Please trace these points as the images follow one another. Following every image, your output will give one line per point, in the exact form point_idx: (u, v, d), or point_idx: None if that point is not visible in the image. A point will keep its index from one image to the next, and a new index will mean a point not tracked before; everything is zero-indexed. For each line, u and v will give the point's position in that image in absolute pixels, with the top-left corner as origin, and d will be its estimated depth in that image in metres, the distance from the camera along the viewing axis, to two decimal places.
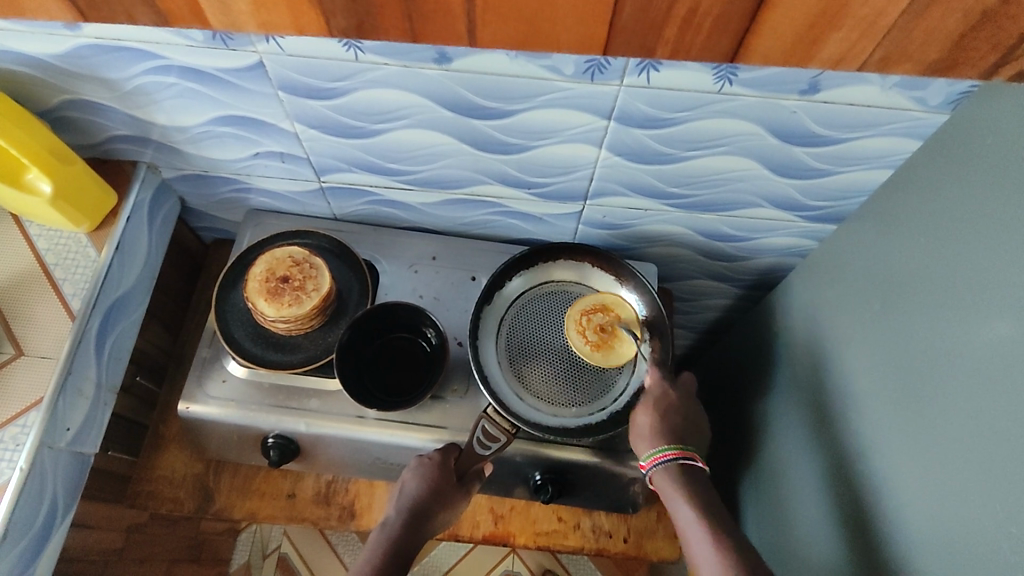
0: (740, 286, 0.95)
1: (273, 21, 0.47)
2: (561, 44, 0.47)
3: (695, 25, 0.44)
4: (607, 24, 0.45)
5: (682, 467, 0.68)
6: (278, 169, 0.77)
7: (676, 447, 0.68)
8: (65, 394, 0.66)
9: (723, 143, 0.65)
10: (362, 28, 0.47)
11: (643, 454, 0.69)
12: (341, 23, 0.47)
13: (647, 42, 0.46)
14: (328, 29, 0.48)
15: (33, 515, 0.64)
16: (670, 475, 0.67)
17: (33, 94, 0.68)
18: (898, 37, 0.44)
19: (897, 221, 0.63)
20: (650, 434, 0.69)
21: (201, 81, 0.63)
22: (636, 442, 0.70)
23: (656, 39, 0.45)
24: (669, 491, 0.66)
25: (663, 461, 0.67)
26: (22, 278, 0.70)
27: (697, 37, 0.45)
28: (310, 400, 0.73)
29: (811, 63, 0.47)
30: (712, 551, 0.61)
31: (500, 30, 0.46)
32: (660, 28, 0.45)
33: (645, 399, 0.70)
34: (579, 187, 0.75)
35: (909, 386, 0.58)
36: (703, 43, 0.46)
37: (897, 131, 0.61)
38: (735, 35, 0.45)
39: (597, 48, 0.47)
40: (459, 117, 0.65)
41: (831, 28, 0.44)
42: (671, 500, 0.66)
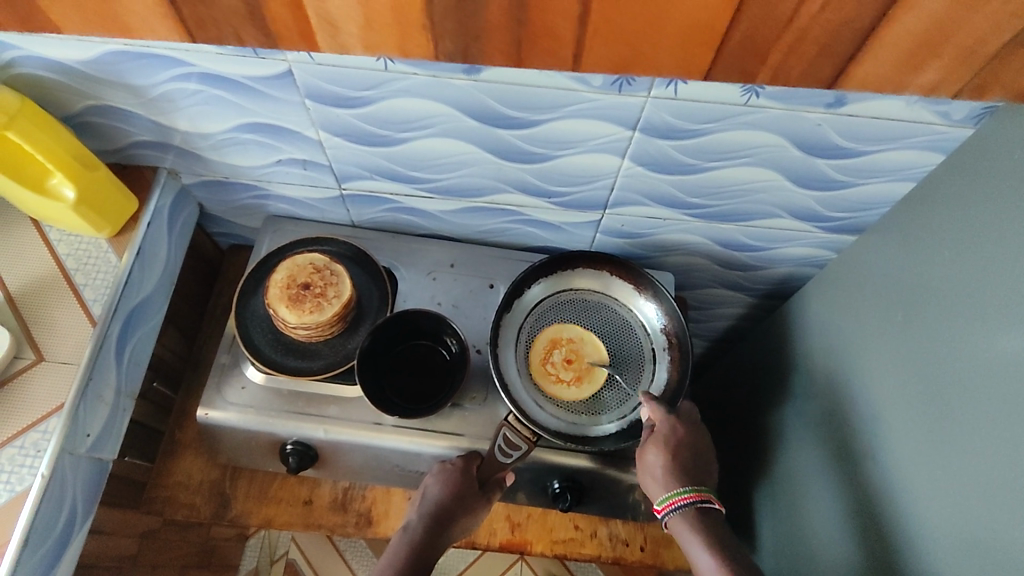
0: (753, 295, 0.95)
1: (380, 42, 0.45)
2: (660, 69, 0.46)
3: (800, 52, 0.44)
4: (715, 48, 0.44)
5: (702, 511, 0.65)
6: (298, 176, 0.77)
7: (695, 490, 0.66)
8: (86, 399, 0.66)
9: (747, 154, 0.65)
10: (469, 53, 0.46)
11: (656, 497, 0.67)
12: (447, 47, 0.45)
13: (748, 67, 0.45)
14: (433, 54, 0.46)
15: (54, 521, 0.63)
16: (689, 520, 0.65)
17: (57, 100, 0.68)
18: (995, 65, 0.44)
19: (918, 233, 0.63)
20: (662, 476, 0.66)
21: (226, 88, 0.64)
22: (648, 482, 0.67)
23: (759, 64, 0.45)
24: (688, 537, 0.64)
25: (681, 505, 0.65)
26: (43, 283, 0.69)
27: (799, 63, 0.45)
28: (329, 407, 0.73)
29: (908, 88, 0.47)
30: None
31: (605, 53, 0.45)
32: (766, 54, 0.44)
33: (652, 435, 0.68)
34: (600, 196, 0.75)
35: (928, 398, 0.58)
36: (803, 69, 0.45)
37: (920, 144, 0.62)
38: (836, 62, 0.44)
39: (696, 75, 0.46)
40: (484, 126, 0.65)
41: (931, 57, 0.44)
42: (687, 544, 0.64)
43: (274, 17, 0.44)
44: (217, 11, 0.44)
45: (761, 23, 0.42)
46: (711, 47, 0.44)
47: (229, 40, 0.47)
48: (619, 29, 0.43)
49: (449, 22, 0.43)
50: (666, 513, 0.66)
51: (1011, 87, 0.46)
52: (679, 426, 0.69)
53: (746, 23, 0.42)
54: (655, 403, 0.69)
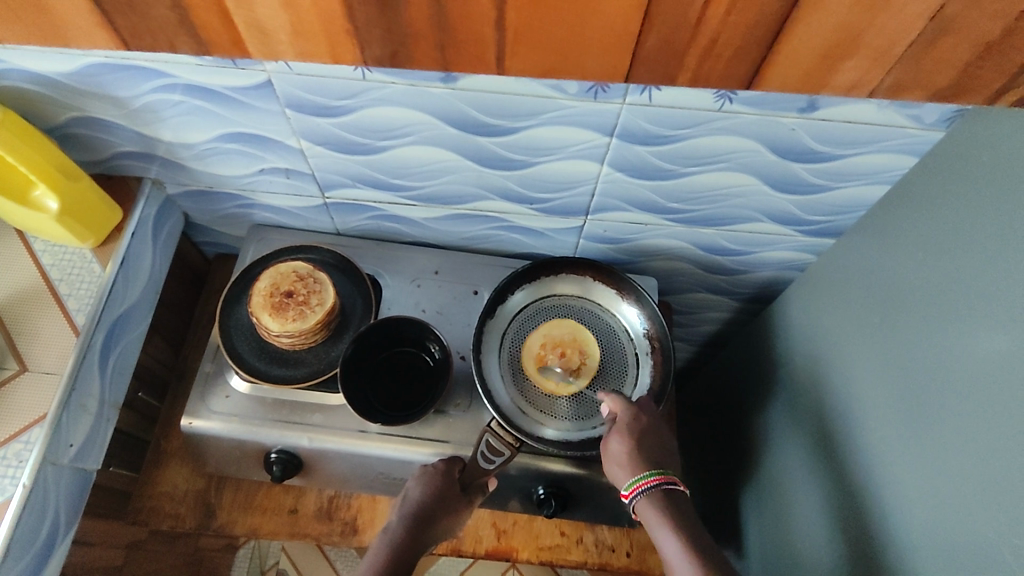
0: (738, 299, 0.95)
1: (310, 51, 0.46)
2: (585, 73, 0.46)
3: (716, 55, 0.44)
4: (630, 51, 0.44)
5: (665, 491, 0.64)
6: (282, 185, 0.78)
7: (659, 473, 0.64)
8: (69, 409, 0.66)
9: (723, 159, 0.66)
10: (397, 58, 0.46)
11: (623, 483, 0.65)
12: (375, 53, 0.46)
13: (669, 68, 0.45)
14: (362, 59, 0.46)
15: (35, 532, 0.63)
16: (655, 503, 0.63)
17: (41, 112, 0.68)
18: (909, 63, 0.44)
19: (894, 234, 0.64)
20: (625, 460, 0.65)
21: (207, 98, 0.64)
22: (615, 470, 0.66)
23: (678, 66, 0.45)
24: (655, 522, 0.62)
25: (645, 489, 0.63)
26: (27, 295, 0.70)
27: (715, 66, 0.44)
28: (313, 415, 0.73)
29: (826, 87, 0.46)
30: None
31: (530, 60, 0.45)
32: (682, 56, 0.44)
33: (616, 425, 0.67)
34: (581, 203, 0.76)
35: (907, 400, 0.58)
36: (721, 71, 0.45)
37: (893, 148, 0.63)
38: (751, 64, 0.44)
39: (618, 75, 0.46)
40: (463, 134, 0.66)
41: (844, 57, 0.43)
42: (654, 527, 0.62)
43: (204, 24, 0.44)
44: (152, 21, 0.44)
45: (671, 26, 0.41)
46: (627, 49, 0.44)
47: (164, 48, 0.47)
48: (543, 37, 0.43)
49: (374, 29, 0.44)
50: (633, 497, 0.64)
51: (929, 88, 0.46)
52: (637, 413, 0.68)
53: (658, 27, 0.42)
54: (615, 395, 0.69)
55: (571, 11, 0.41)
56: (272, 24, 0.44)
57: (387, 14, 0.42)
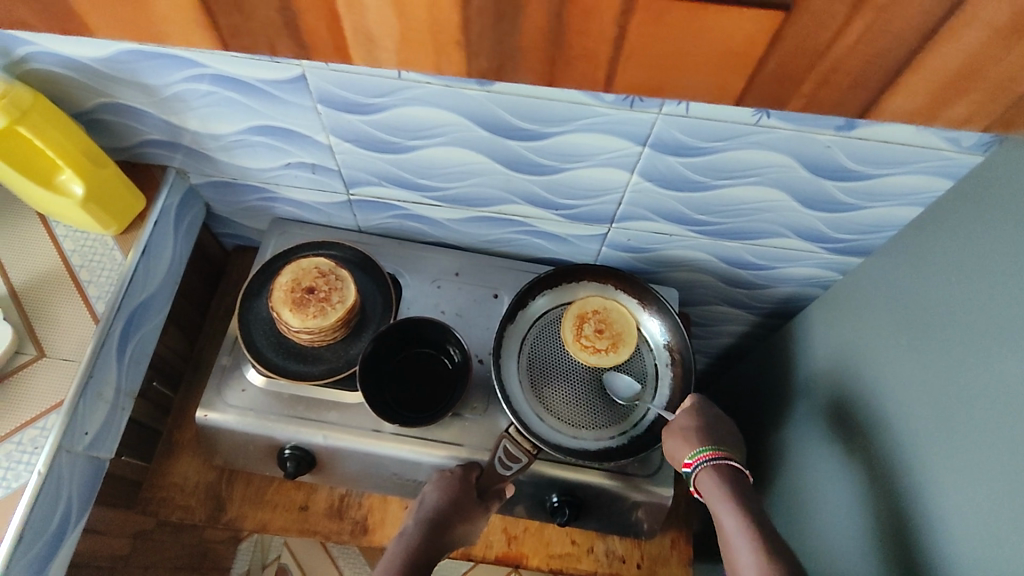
0: (757, 313, 0.95)
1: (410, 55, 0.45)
2: (687, 90, 0.45)
3: (834, 82, 0.43)
4: (749, 72, 0.43)
5: (729, 468, 0.65)
6: (306, 180, 0.77)
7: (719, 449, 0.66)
8: (85, 398, 0.65)
9: (756, 174, 0.66)
10: (502, 71, 0.45)
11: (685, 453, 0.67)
12: (481, 64, 0.45)
13: (783, 93, 0.44)
14: (466, 70, 0.45)
15: (48, 520, 0.63)
16: (718, 477, 0.64)
17: (70, 96, 0.68)
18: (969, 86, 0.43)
19: (924, 258, 0.63)
20: (689, 434, 0.67)
21: (238, 90, 0.64)
22: (676, 441, 0.68)
23: (793, 92, 0.44)
24: (716, 495, 0.63)
25: (704, 463, 0.65)
26: (47, 279, 0.70)
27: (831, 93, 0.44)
28: (329, 412, 0.72)
29: (936, 121, 0.46)
30: (756, 563, 0.58)
31: (635, 74, 0.44)
32: (799, 80, 0.43)
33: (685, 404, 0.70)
34: (607, 210, 0.75)
35: (934, 425, 0.57)
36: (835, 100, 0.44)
37: (928, 169, 0.62)
38: (872, 92, 0.43)
39: (727, 97, 0.45)
40: (495, 136, 0.65)
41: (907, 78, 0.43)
42: (715, 502, 0.63)
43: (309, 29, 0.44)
44: (254, 22, 0.44)
45: (806, 45, 0.40)
46: (745, 73, 0.43)
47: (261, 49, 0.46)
48: (649, 52, 0.42)
49: (488, 40, 0.43)
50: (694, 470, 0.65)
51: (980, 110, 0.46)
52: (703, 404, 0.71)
53: (780, 53, 0.41)
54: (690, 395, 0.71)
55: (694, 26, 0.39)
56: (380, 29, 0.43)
57: (502, 26, 0.41)
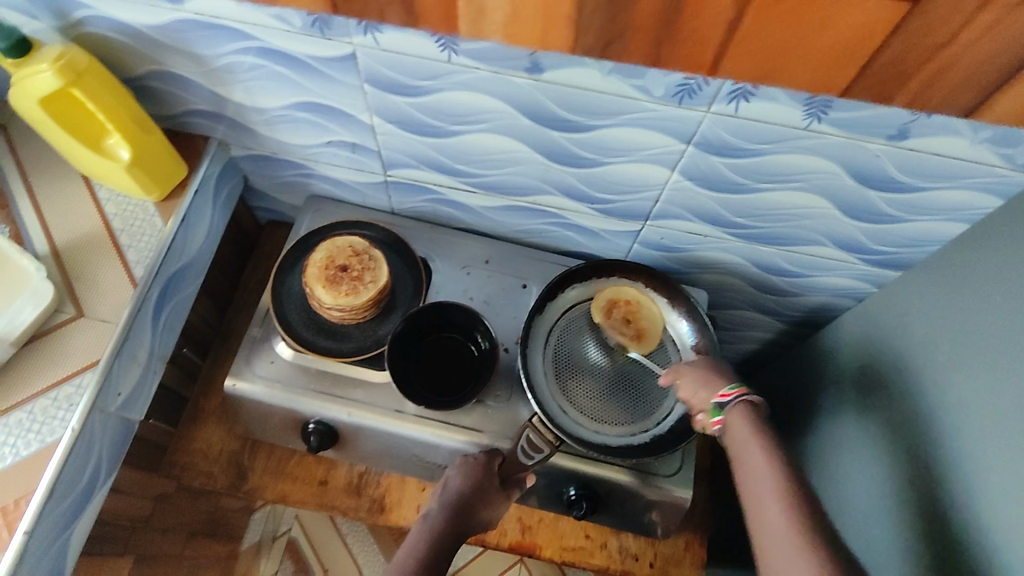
0: (785, 321, 0.94)
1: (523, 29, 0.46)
2: (795, 83, 0.46)
3: (946, 79, 0.44)
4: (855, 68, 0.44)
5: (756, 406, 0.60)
6: (345, 159, 0.78)
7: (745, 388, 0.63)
8: (120, 359, 0.67)
9: (799, 179, 0.65)
10: (610, 49, 0.46)
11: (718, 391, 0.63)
12: (588, 43, 0.46)
13: (889, 87, 0.45)
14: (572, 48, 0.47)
15: (80, 476, 0.64)
16: (744, 409, 0.60)
17: (121, 62, 0.69)
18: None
19: (967, 275, 0.62)
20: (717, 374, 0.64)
21: (287, 64, 0.64)
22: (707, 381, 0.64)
23: (898, 87, 0.45)
24: (738, 426, 0.58)
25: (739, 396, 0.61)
26: (88, 241, 0.71)
27: (940, 91, 0.45)
28: (354, 390, 0.73)
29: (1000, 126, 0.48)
30: (776, 491, 0.52)
31: (743, 65, 0.45)
32: (908, 76, 0.44)
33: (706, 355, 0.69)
34: (643, 207, 0.75)
35: (964, 444, 0.56)
36: (944, 96, 0.45)
37: (978, 185, 0.61)
38: (980, 93, 0.45)
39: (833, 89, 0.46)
40: (538, 126, 0.65)
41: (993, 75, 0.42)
42: (737, 432, 0.58)
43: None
44: None
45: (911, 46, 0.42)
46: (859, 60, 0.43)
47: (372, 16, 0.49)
48: (761, 40, 0.43)
49: (599, 17, 0.44)
50: (727, 403, 0.61)
51: None
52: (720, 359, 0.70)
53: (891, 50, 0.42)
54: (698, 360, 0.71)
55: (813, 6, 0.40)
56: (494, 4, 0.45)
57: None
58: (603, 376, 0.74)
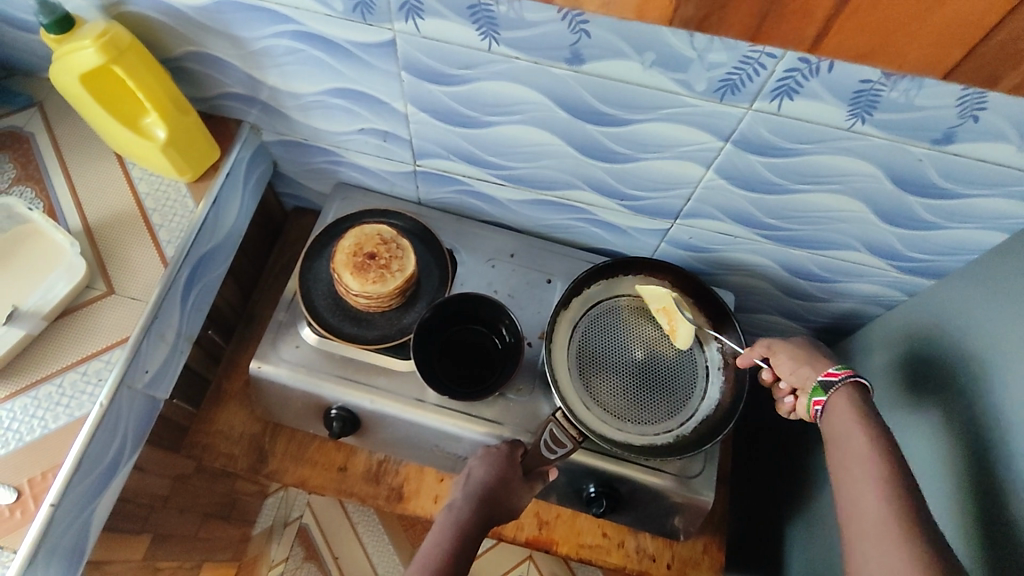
0: (809, 327, 0.93)
1: None
2: (903, 55, 0.42)
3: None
4: None
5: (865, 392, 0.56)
6: (376, 147, 0.78)
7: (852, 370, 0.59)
8: (149, 337, 0.67)
9: (838, 180, 0.64)
10: None
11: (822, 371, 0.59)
12: None
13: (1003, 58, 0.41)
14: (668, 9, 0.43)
15: (106, 451, 0.65)
16: (850, 394, 0.56)
17: (160, 43, 0.69)
18: None
19: (1007, 286, 0.61)
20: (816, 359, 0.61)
21: (325, 49, 0.64)
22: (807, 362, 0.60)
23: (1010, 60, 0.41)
24: (843, 411, 0.55)
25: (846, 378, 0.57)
26: (121, 219, 0.71)
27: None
28: (377, 377, 0.73)
29: None
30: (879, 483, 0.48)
31: None
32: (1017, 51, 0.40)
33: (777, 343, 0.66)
34: (674, 205, 0.74)
35: (1003, 457, 0.55)
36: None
37: (1022, 194, 0.60)
38: None
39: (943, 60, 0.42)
40: (574, 119, 0.64)
41: None
42: (842, 417, 0.54)
43: None
44: None
45: None
46: None
47: None
48: None
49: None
50: (832, 383, 0.57)
51: None
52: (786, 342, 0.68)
53: None
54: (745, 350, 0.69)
55: None
56: None
57: None
58: (628, 374, 0.73)
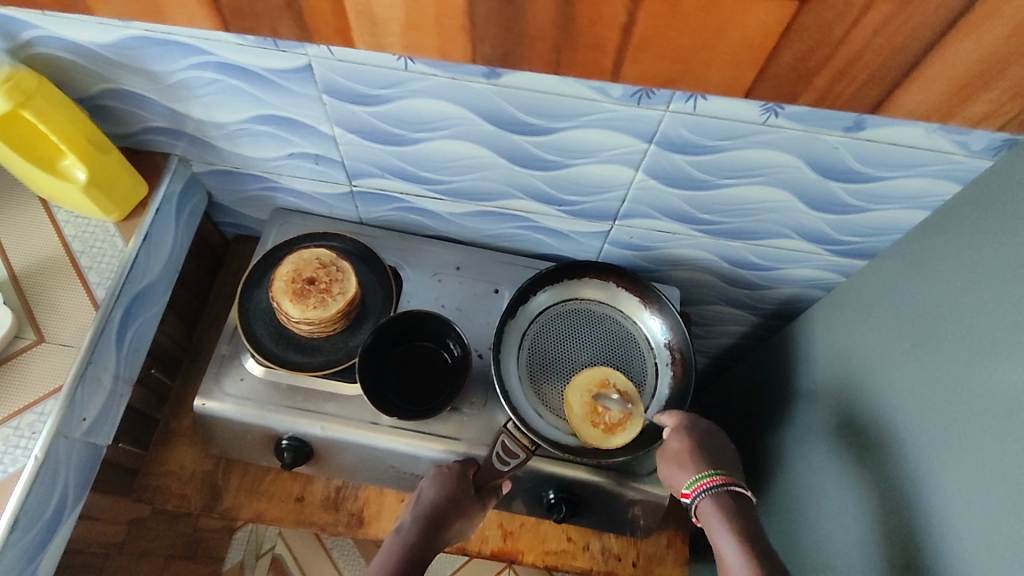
0: (757, 314, 0.94)
1: (419, 43, 0.50)
2: (708, 86, 0.50)
3: (849, 76, 0.47)
4: (760, 68, 0.47)
5: (729, 494, 0.64)
6: (309, 170, 0.77)
7: (724, 474, 0.64)
8: (84, 383, 0.65)
9: (761, 173, 0.65)
10: (508, 58, 0.50)
11: (682, 482, 0.66)
12: (486, 50, 0.49)
13: (795, 87, 0.48)
14: (473, 56, 0.50)
15: (46, 504, 0.63)
16: (718, 502, 0.63)
17: (74, 82, 0.68)
18: None
19: (928, 263, 0.63)
20: (687, 462, 0.66)
21: (243, 78, 0.64)
22: (673, 472, 0.67)
23: (805, 85, 0.48)
24: (714, 522, 0.62)
25: (703, 491, 0.64)
26: (48, 265, 0.69)
27: (847, 87, 0.48)
28: (327, 403, 0.72)
29: (948, 115, 0.50)
30: None
31: (651, 67, 0.49)
32: (813, 75, 0.47)
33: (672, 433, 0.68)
34: (610, 207, 0.75)
35: (934, 430, 0.57)
36: (851, 93, 0.49)
37: (935, 173, 0.62)
38: (882, 86, 0.47)
39: (742, 91, 0.50)
40: (500, 131, 0.65)
41: None
42: (713, 528, 0.62)
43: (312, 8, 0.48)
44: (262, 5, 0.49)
45: (811, 44, 0.45)
46: (758, 65, 0.47)
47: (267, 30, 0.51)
48: (671, 44, 0.46)
49: (492, 26, 0.47)
50: (693, 500, 0.64)
51: None
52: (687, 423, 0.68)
53: (796, 47, 0.45)
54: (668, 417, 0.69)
55: (707, 21, 0.44)
56: (386, 14, 0.48)
57: (510, 12, 0.46)
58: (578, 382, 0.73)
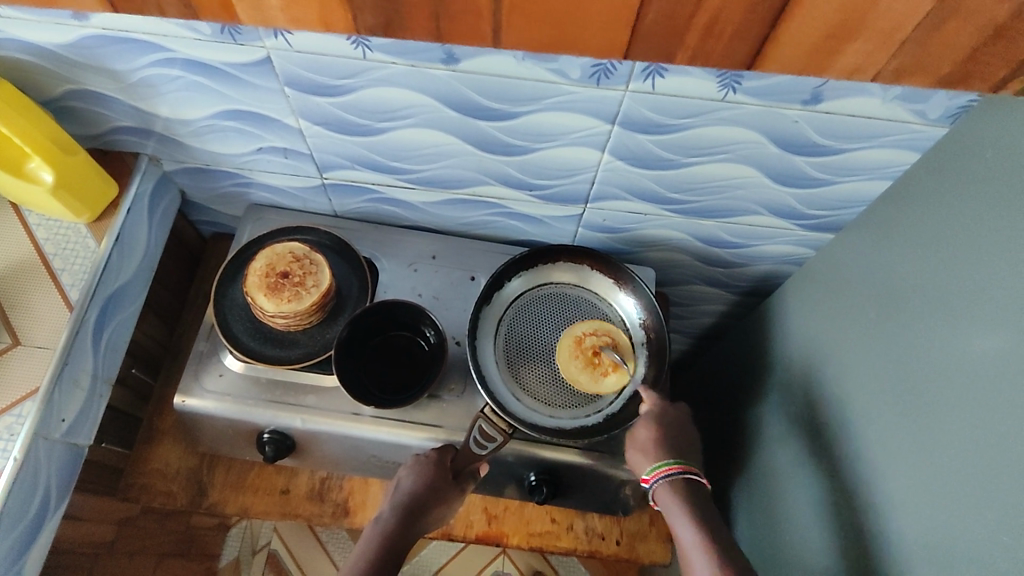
0: (736, 292, 0.95)
1: (300, 17, 0.47)
2: (586, 48, 0.47)
3: (718, 33, 0.44)
4: (630, 28, 0.45)
5: (685, 482, 0.65)
6: (280, 165, 0.77)
7: (681, 462, 0.66)
8: (61, 385, 0.66)
9: (724, 150, 0.66)
10: (390, 27, 0.48)
11: (643, 468, 0.67)
12: (368, 21, 0.47)
13: (669, 47, 0.46)
14: (354, 27, 0.48)
15: (27, 505, 0.63)
16: (676, 492, 0.64)
17: (39, 84, 0.68)
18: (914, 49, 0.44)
19: (892, 232, 0.63)
20: (652, 448, 0.67)
21: (205, 74, 0.64)
22: (637, 457, 0.68)
23: (678, 45, 0.45)
24: (674, 511, 0.64)
25: (661, 478, 0.65)
26: (22, 269, 0.70)
27: (717, 45, 0.45)
28: (307, 396, 0.73)
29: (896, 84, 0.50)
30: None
31: (524, 31, 0.46)
32: (682, 34, 0.45)
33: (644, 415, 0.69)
34: (580, 190, 0.75)
35: (895, 395, 0.58)
36: (722, 52, 0.46)
37: (895, 143, 0.62)
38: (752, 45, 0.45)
39: (618, 53, 0.47)
40: (464, 117, 0.65)
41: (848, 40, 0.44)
42: (672, 517, 0.63)
43: None
44: None
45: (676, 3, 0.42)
46: (628, 24, 0.44)
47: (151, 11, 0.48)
48: (542, 12, 0.44)
49: None
50: (653, 485, 0.66)
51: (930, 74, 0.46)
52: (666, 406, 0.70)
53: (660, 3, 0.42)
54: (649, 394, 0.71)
55: None
56: None
57: None
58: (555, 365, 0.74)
